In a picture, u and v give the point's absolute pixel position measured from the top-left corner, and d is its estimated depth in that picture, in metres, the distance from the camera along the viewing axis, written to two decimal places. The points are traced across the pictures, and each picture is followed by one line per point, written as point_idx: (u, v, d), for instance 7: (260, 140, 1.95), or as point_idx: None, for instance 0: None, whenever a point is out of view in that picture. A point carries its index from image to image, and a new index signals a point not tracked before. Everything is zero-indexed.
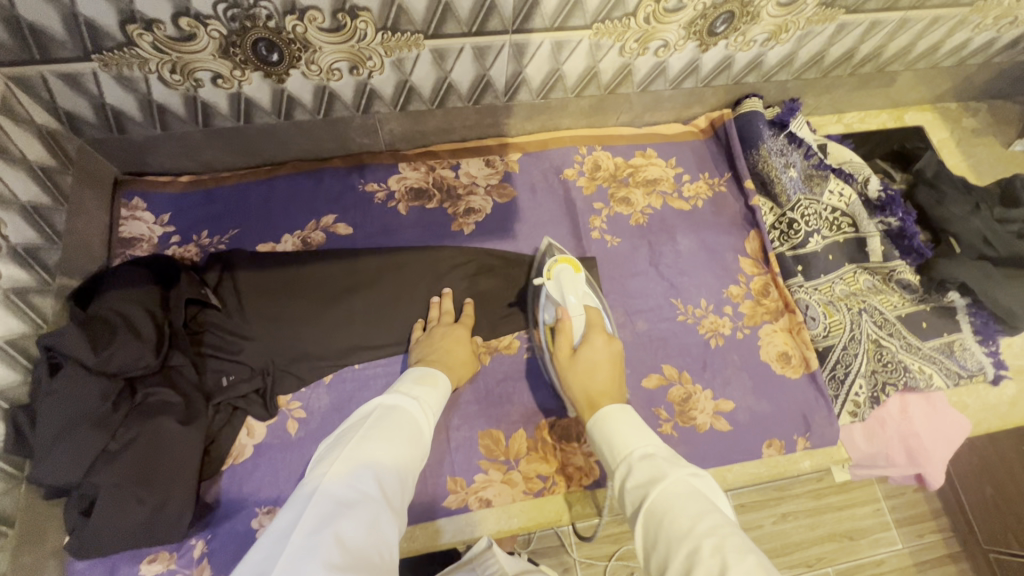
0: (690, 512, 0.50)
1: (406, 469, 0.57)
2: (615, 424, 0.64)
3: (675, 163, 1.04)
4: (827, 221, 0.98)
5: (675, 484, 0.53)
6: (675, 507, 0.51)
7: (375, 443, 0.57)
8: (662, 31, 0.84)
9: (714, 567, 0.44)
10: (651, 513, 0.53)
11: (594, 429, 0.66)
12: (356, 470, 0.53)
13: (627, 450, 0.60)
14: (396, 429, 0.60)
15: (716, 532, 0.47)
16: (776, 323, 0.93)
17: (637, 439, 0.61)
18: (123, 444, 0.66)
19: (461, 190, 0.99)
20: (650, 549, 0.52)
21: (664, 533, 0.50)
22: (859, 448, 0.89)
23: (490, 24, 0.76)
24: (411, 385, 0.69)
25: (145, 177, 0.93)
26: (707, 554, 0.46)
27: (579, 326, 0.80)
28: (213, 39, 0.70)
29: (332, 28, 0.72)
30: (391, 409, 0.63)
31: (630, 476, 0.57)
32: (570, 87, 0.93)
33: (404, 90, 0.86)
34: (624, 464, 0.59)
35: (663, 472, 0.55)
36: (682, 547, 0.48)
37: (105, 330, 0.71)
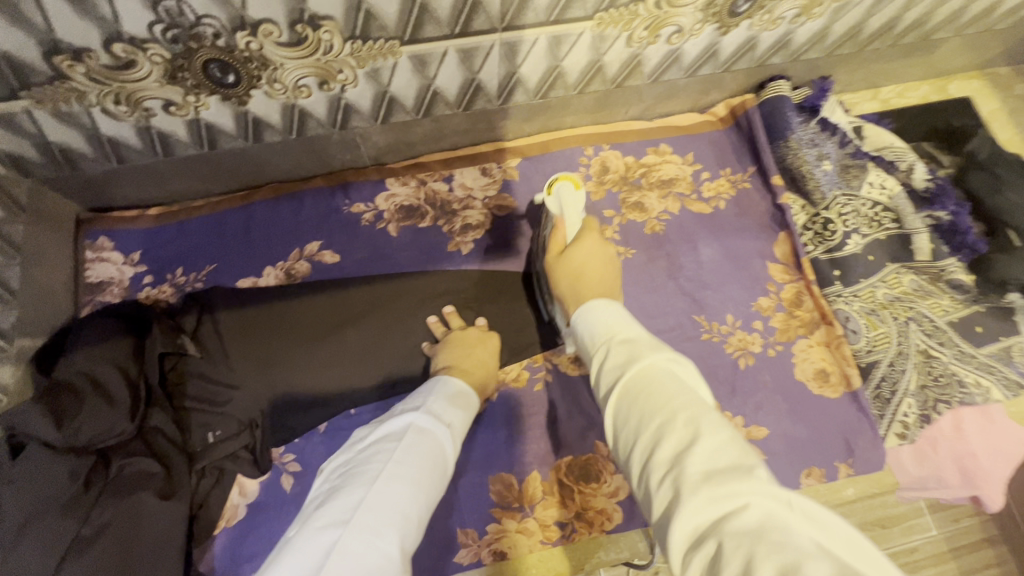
0: (664, 387, 0.41)
1: (426, 519, 0.50)
2: (594, 312, 0.53)
3: (693, 159, 0.93)
4: (868, 217, 0.87)
5: (653, 359, 0.43)
6: (649, 382, 0.42)
7: (406, 487, 0.49)
8: (676, 16, 0.72)
9: (685, 439, 0.37)
10: (622, 390, 0.43)
11: (576, 321, 0.54)
12: (384, 524, 0.45)
13: (606, 335, 0.49)
14: (430, 470, 0.52)
15: (694, 404, 0.39)
16: (812, 337, 0.84)
17: (621, 326, 0.50)
18: (97, 529, 0.60)
19: (457, 205, 0.90)
20: (617, 428, 0.43)
21: (634, 405, 0.41)
22: (906, 470, 0.81)
23: (475, 23, 0.65)
24: (445, 406, 0.60)
25: (110, 213, 0.85)
26: (679, 424, 0.38)
27: (572, 232, 0.75)
28: (156, 64, 0.60)
29: (292, 42, 0.62)
30: (424, 436, 0.55)
31: (603, 358, 0.47)
32: (571, 84, 0.82)
33: (384, 101, 0.76)
34: (601, 349, 0.48)
35: (640, 352, 0.45)
36: (653, 422, 0.39)
37: (73, 397, 0.64)
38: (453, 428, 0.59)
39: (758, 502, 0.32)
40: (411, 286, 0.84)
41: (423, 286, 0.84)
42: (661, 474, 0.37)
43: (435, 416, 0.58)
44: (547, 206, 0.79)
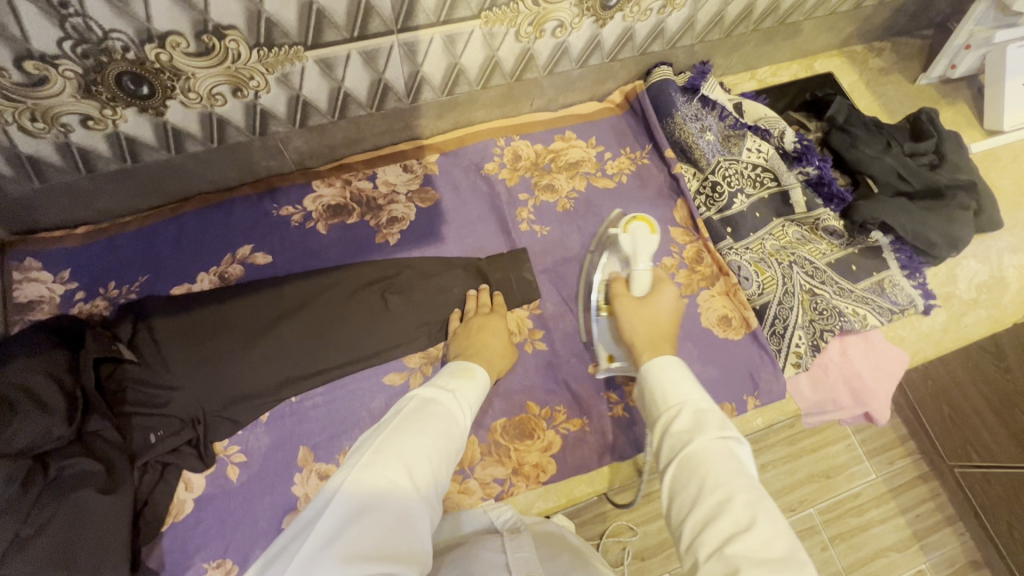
0: (725, 471, 0.47)
1: (439, 463, 0.53)
2: (665, 370, 0.58)
3: (596, 142, 1.03)
4: (750, 178, 0.99)
5: (720, 441, 0.50)
6: (712, 462, 0.48)
7: (411, 434, 0.53)
8: (555, 11, 0.82)
9: (743, 522, 0.44)
10: (686, 461, 0.49)
11: (645, 371, 0.60)
12: (391, 457, 0.50)
13: (677, 399, 0.55)
14: (435, 423, 0.56)
15: (751, 493, 0.46)
16: (713, 288, 0.94)
17: (689, 390, 0.55)
18: (38, 527, 0.62)
19: (382, 200, 0.96)
20: (675, 495, 0.49)
21: (697, 478, 0.48)
22: (805, 395, 0.91)
23: (371, 26, 0.72)
24: (447, 380, 0.65)
25: (37, 235, 0.87)
26: (740, 509, 0.45)
27: (644, 279, 0.77)
28: (69, 79, 0.65)
29: (200, 52, 0.67)
30: (429, 400, 0.59)
31: (674, 421, 0.53)
32: (474, 80, 0.90)
33: (299, 105, 0.82)
34: (671, 412, 0.54)
35: (707, 427, 0.51)
36: (713, 498, 0.46)
37: (5, 407, 0.64)
38: (458, 395, 0.63)
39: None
40: (340, 278, 0.87)
41: (353, 277, 0.88)
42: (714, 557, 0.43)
43: (440, 387, 0.62)
44: (625, 242, 0.82)
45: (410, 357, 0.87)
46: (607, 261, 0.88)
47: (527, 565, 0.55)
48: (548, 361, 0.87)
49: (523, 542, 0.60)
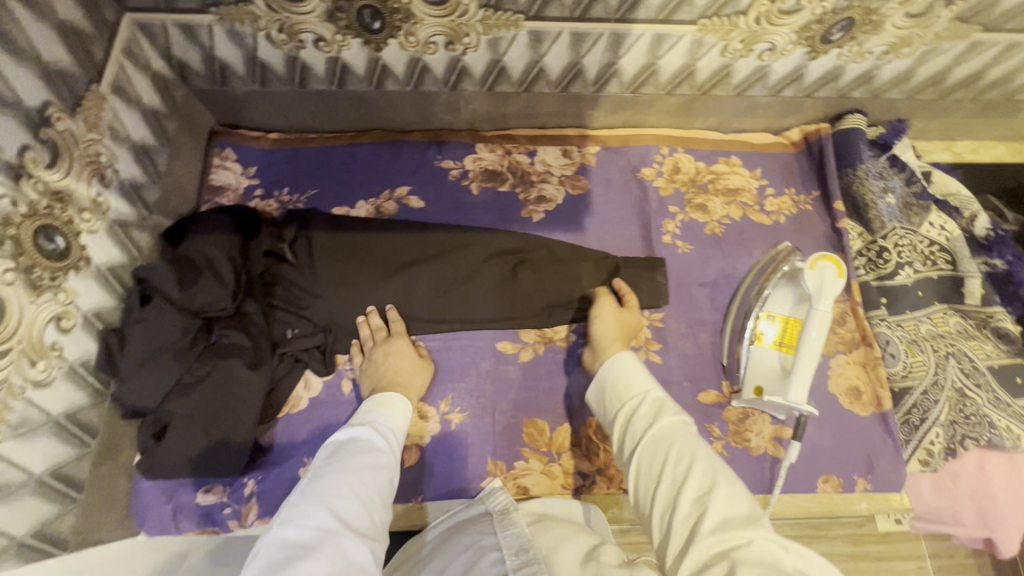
0: (685, 443, 0.51)
1: (370, 494, 0.53)
2: (626, 364, 0.62)
3: (760, 174, 0.99)
4: (922, 254, 0.91)
5: (678, 421, 0.53)
6: (675, 435, 0.52)
7: (331, 479, 0.53)
8: (771, 34, 0.79)
9: (704, 484, 0.47)
10: (648, 442, 0.53)
11: (605, 372, 0.63)
12: (310, 506, 0.50)
13: (636, 391, 0.59)
14: (353, 460, 0.56)
15: (710, 462, 0.49)
16: (849, 355, 0.87)
17: (648, 383, 0.59)
18: (195, 379, 0.71)
19: (535, 177, 0.98)
20: (639, 476, 0.52)
21: (658, 456, 0.51)
22: (923, 499, 0.83)
23: (593, 10, 0.74)
24: (363, 415, 0.65)
25: (238, 130, 0.97)
26: (700, 476, 0.48)
27: (812, 334, 0.74)
28: (322, 2, 0.72)
29: (437, 1, 0.72)
30: (347, 443, 0.59)
31: (636, 410, 0.57)
32: (662, 84, 0.90)
33: (495, 69, 0.85)
34: (635, 400, 0.58)
35: (664, 411, 0.55)
36: (677, 469, 0.49)
37: (192, 270, 0.73)
38: (378, 429, 0.63)
39: (757, 537, 0.43)
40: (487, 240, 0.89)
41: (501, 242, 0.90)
42: (682, 517, 0.47)
43: (356, 423, 0.63)
44: (810, 282, 0.75)
45: (525, 332, 0.88)
46: (781, 295, 0.82)
47: (519, 541, 0.55)
48: (659, 375, 0.86)
49: (512, 518, 0.60)
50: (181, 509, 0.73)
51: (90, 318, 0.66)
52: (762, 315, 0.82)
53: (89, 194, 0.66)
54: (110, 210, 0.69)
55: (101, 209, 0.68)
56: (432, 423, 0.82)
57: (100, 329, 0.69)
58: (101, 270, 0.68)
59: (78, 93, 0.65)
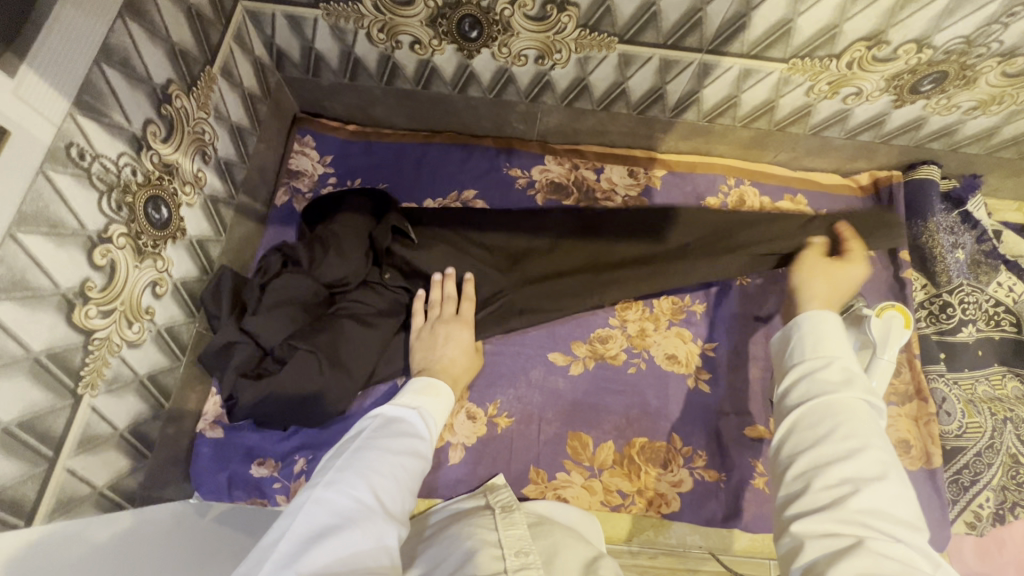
0: (865, 423, 0.46)
1: (407, 479, 0.52)
2: (827, 324, 0.54)
3: (826, 215, 0.98)
4: (986, 314, 0.91)
5: (858, 398, 0.48)
6: (853, 412, 0.47)
7: (373, 453, 0.52)
8: (860, 79, 0.79)
9: (872, 471, 0.43)
10: (823, 406, 0.48)
11: (803, 322, 0.56)
12: (352, 478, 0.49)
13: (828, 352, 0.52)
14: (398, 441, 0.55)
15: (887, 454, 0.45)
16: (901, 408, 0.85)
17: (842, 349, 0.53)
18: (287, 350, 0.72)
19: (600, 194, 0.99)
20: (795, 434, 0.48)
21: (830, 422, 0.47)
22: (966, 563, 0.81)
23: (687, 40, 0.75)
24: (411, 394, 0.63)
25: (318, 119, 1.00)
26: (868, 460, 0.44)
27: (872, 382, 0.73)
28: (427, 8, 0.75)
29: (537, 17, 0.74)
30: (393, 419, 0.58)
31: (823, 372, 0.51)
32: (740, 116, 0.90)
33: (578, 86, 0.87)
34: (822, 361, 0.52)
35: (856, 383, 0.49)
36: (848, 443, 0.45)
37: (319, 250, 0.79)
38: (423, 411, 0.61)
39: (899, 545, 0.39)
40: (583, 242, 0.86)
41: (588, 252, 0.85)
42: (823, 485, 0.44)
43: (403, 403, 0.61)
44: (874, 329, 0.75)
45: (577, 345, 0.90)
46: None
47: (518, 542, 0.55)
48: (706, 404, 0.86)
49: (514, 518, 0.61)
50: (234, 479, 0.75)
51: (177, 287, 0.69)
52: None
53: (191, 169, 0.69)
54: (205, 186, 0.73)
55: (199, 184, 0.72)
56: (479, 425, 0.84)
57: (184, 298, 0.72)
58: (190, 241, 0.71)
59: (195, 73, 0.68)
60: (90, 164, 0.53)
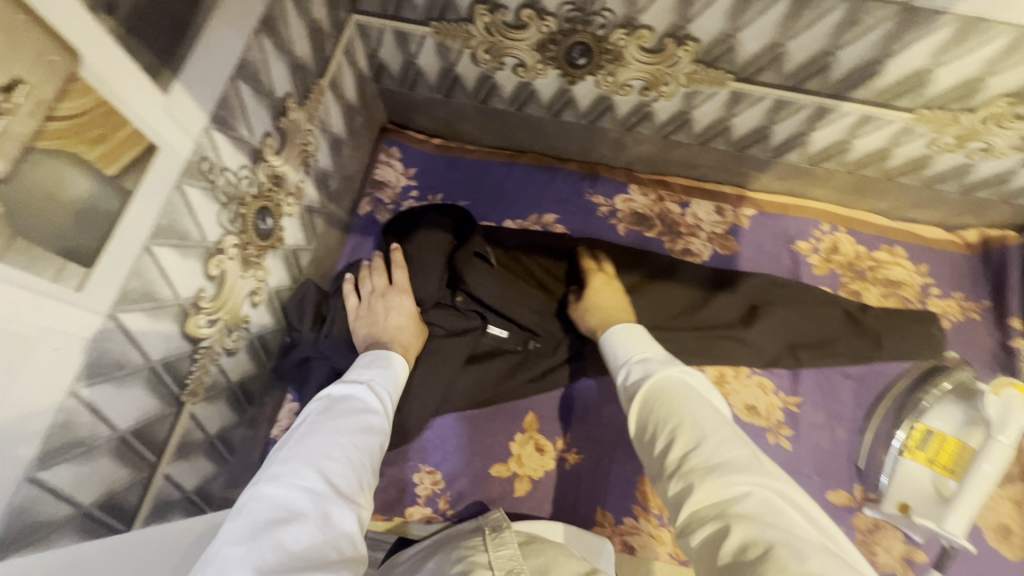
0: (682, 399, 0.51)
1: (361, 454, 0.49)
2: (629, 335, 0.64)
3: (926, 271, 0.92)
4: None
5: (673, 377, 0.54)
6: (669, 388, 0.52)
7: (319, 436, 0.48)
8: (992, 135, 0.74)
9: (693, 441, 0.47)
10: (648, 397, 0.53)
11: (606, 338, 0.66)
12: (300, 466, 0.45)
13: (627, 355, 0.61)
14: (348, 421, 0.51)
15: (702, 412, 0.50)
16: (1003, 489, 0.79)
17: (644, 348, 0.61)
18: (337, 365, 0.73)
19: (684, 229, 0.95)
20: (642, 429, 0.53)
21: (655, 410, 0.52)
22: None
23: (809, 82, 0.72)
24: (358, 369, 0.60)
25: (405, 131, 1.00)
26: (690, 430, 0.48)
27: (986, 467, 0.68)
28: (539, 33, 0.73)
29: (652, 49, 0.72)
30: (339, 398, 0.55)
31: (628, 375, 0.58)
32: (846, 162, 0.86)
33: (679, 120, 0.84)
34: (627, 368, 0.59)
35: (656, 367, 0.56)
36: (670, 423, 0.50)
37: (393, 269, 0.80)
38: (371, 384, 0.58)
39: (759, 491, 0.43)
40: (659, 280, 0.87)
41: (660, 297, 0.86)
42: (677, 470, 0.47)
43: (351, 379, 0.58)
44: (994, 407, 0.69)
45: None
46: (946, 410, 0.75)
47: (510, 563, 0.49)
48: (787, 463, 0.82)
49: (505, 536, 0.53)
50: None
51: (271, 295, 0.70)
52: (918, 427, 0.75)
53: (295, 180, 0.70)
54: (304, 196, 0.73)
55: (299, 194, 0.72)
56: (548, 458, 0.82)
57: (274, 306, 0.72)
58: (287, 250, 0.72)
59: (309, 86, 0.69)
60: (217, 177, 0.53)
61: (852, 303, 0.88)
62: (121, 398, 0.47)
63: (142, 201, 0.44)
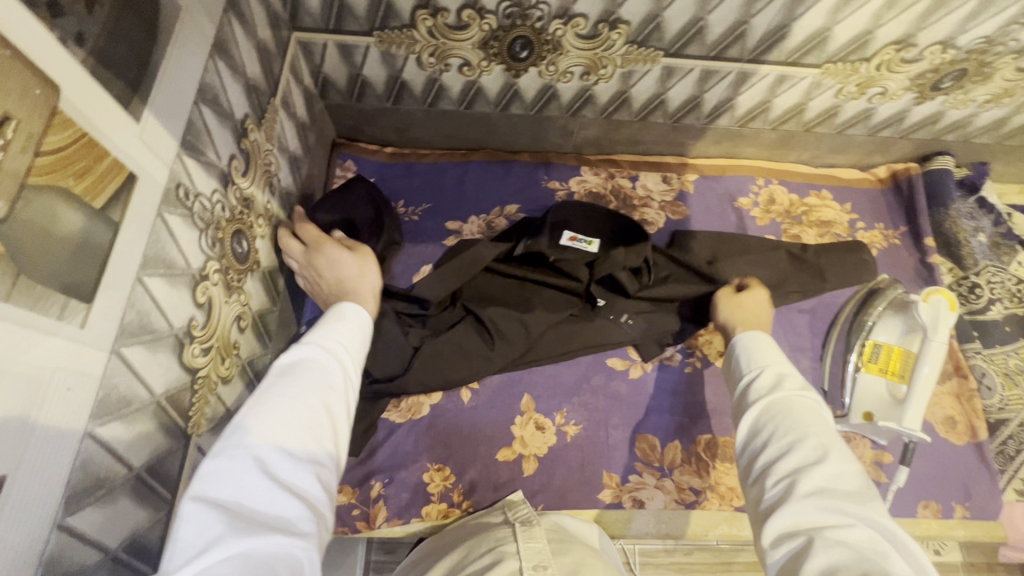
0: (806, 416, 0.50)
1: (318, 418, 0.45)
2: (761, 342, 0.62)
3: (851, 208, 1.03)
4: (1010, 292, 0.96)
5: (799, 396, 0.52)
6: (794, 405, 0.51)
7: (270, 405, 0.44)
8: (887, 80, 0.84)
9: (812, 458, 0.46)
10: (769, 405, 0.52)
11: (739, 342, 0.64)
12: (248, 437, 0.41)
13: (762, 362, 0.59)
14: (308, 387, 0.46)
15: (828, 437, 0.48)
16: (944, 386, 0.90)
17: (776, 360, 0.58)
18: None
19: (637, 201, 1.01)
20: (752, 435, 0.52)
21: (772, 420, 0.51)
22: (1019, 530, 0.85)
23: (730, 51, 0.79)
24: (315, 328, 0.54)
25: (356, 143, 1.00)
26: (811, 447, 0.47)
27: (928, 370, 0.78)
28: (481, 31, 0.77)
29: (588, 35, 0.77)
30: (298, 359, 0.49)
31: (754, 380, 0.57)
32: (770, 119, 0.95)
33: (619, 99, 0.90)
34: (753, 373, 0.58)
35: (792, 386, 0.54)
36: (789, 436, 0.49)
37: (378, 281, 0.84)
38: (328, 340, 0.52)
39: (866, 527, 0.41)
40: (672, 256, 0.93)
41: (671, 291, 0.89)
42: (778, 478, 0.47)
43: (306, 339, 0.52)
44: (927, 314, 0.80)
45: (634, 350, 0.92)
46: (891, 324, 0.85)
47: (539, 555, 0.53)
48: None
49: (534, 533, 0.58)
50: None
51: (256, 319, 0.69)
52: (869, 343, 0.85)
53: (263, 202, 0.70)
54: (273, 217, 0.73)
55: (268, 215, 0.72)
56: (549, 434, 0.85)
57: (261, 331, 0.71)
58: (264, 272, 0.72)
59: (263, 105, 0.69)
60: (193, 204, 0.53)
61: (793, 245, 0.97)
62: (133, 436, 0.46)
63: (130, 234, 0.44)
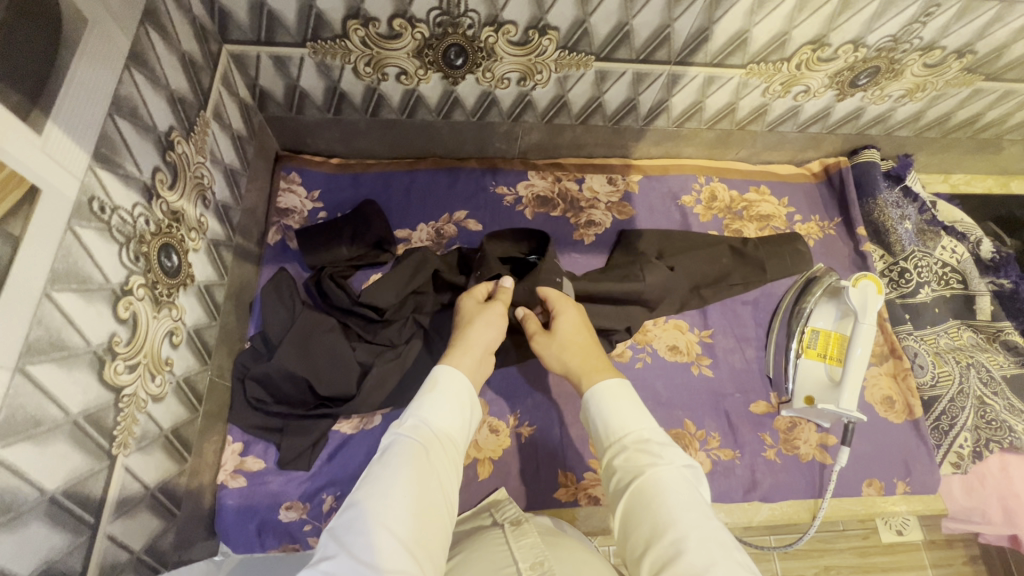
0: (679, 505, 0.51)
1: (428, 504, 0.51)
2: (613, 402, 0.63)
3: (788, 202, 1.07)
4: (937, 275, 1.02)
5: (668, 476, 0.54)
6: (667, 494, 0.52)
7: (389, 489, 0.50)
8: (808, 78, 0.89)
9: (698, 560, 0.46)
10: (643, 494, 0.54)
11: (592, 400, 0.64)
12: (365, 522, 0.47)
13: (624, 431, 0.60)
14: (414, 462, 0.53)
15: (704, 529, 0.49)
16: (881, 367, 0.94)
17: (635, 423, 0.60)
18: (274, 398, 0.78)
19: (584, 203, 1.03)
20: (634, 533, 0.52)
21: (652, 514, 0.52)
22: (957, 500, 0.90)
23: (657, 54, 0.82)
24: (422, 405, 0.60)
25: (300, 155, 1.00)
26: (694, 546, 0.48)
27: (859, 351, 0.82)
28: (414, 40, 0.78)
29: (519, 42, 0.79)
30: (403, 445, 0.55)
31: (623, 457, 0.58)
32: (705, 119, 0.98)
33: (557, 104, 0.92)
34: (619, 446, 0.59)
35: (656, 462, 0.56)
36: (672, 534, 0.49)
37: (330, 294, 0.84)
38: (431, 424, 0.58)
39: None
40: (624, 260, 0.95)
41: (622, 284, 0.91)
42: None
43: (412, 420, 0.58)
44: (855, 297, 0.83)
45: None
46: (826, 310, 0.89)
47: (531, 551, 0.53)
48: (711, 388, 0.91)
49: (524, 528, 0.58)
50: (265, 527, 0.73)
51: (191, 335, 0.68)
52: (807, 330, 0.89)
53: (195, 215, 0.69)
54: (208, 230, 0.72)
55: (202, 228, 0.71)
56: (503, 437, 0.85)
57: (198, 347, 0.70)
58: (200, 288, 0.70)
59: (192, 118, 0.68)
60: (110, 217, 0.52)
61: (734, 239, 1.01)
62: (45, 456, 0.44)
63: (34, 248, 0.42)
